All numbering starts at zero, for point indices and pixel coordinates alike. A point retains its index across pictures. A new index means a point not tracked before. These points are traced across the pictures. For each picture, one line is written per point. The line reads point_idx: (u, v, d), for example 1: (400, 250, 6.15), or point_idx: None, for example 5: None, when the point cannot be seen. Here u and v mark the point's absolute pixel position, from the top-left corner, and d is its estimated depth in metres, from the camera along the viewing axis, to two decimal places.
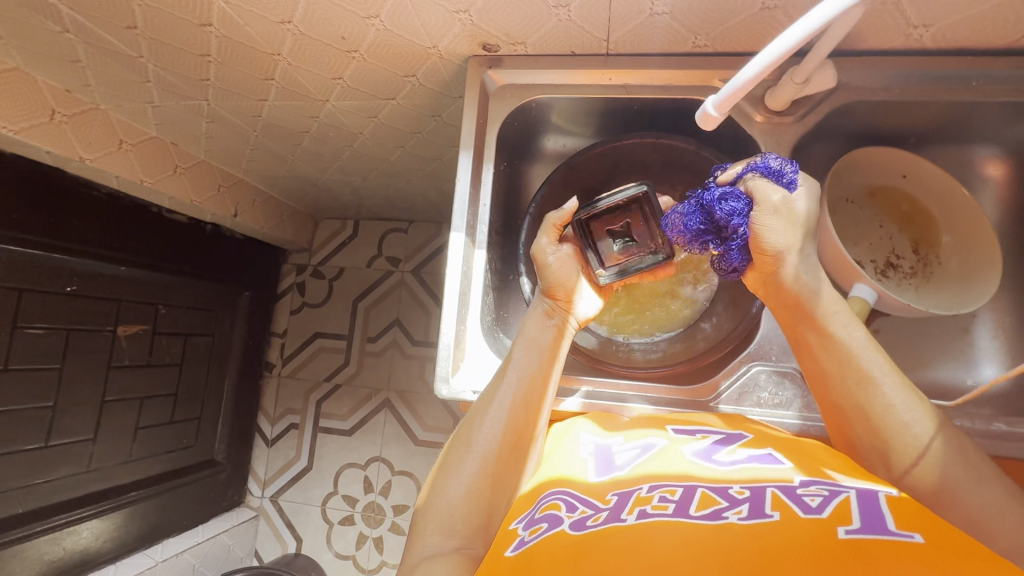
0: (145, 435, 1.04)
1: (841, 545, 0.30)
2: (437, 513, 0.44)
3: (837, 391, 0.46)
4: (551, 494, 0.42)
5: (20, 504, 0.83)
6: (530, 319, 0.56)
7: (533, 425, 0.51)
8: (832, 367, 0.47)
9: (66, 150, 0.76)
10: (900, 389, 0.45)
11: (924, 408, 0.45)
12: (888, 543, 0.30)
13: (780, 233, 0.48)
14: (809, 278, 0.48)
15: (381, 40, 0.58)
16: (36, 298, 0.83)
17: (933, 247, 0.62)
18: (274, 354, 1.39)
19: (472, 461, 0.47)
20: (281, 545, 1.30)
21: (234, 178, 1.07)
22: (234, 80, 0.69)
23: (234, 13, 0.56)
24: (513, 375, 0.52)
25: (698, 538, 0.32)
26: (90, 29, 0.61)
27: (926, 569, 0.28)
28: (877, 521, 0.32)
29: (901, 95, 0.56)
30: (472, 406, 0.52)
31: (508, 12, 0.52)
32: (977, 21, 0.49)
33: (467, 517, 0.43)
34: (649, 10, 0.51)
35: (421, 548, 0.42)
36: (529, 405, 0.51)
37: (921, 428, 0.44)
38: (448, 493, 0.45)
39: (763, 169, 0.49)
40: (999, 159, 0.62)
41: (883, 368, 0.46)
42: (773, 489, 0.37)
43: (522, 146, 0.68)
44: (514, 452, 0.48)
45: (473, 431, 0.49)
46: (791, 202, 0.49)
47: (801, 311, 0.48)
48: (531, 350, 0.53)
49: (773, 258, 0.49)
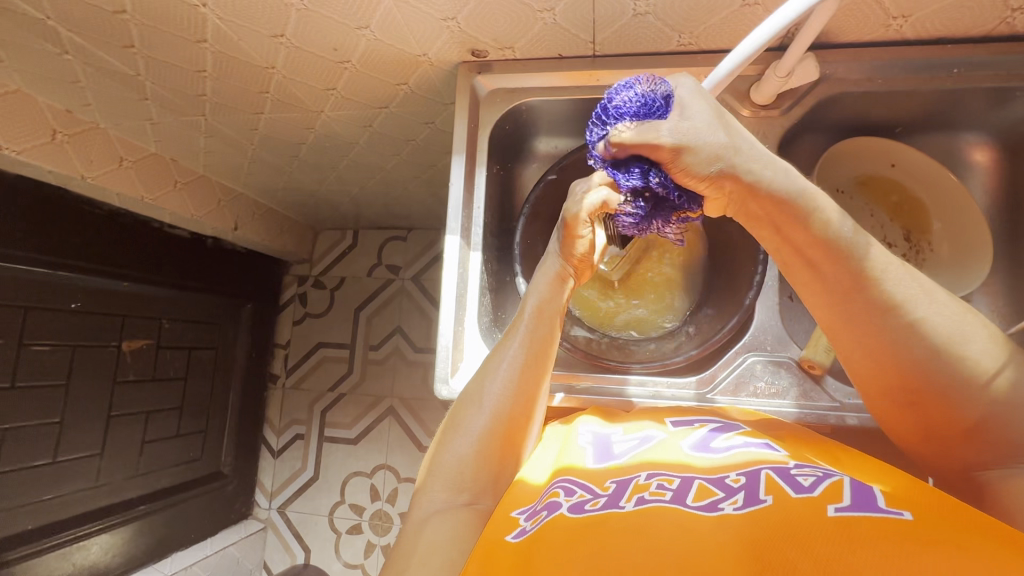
0: (150, 449, 1.05)
1: (833, 522, 0.31)
2: (445, 471, 0.44)
3: (842, 317, 0.42)
4: (556, 483, 0.42)
5: (29, 520, 0.83)
6: (540, 279, 0.53)
7: (540, 387, 0.50)
8: (831, 285, 0.42)
9: (67, 167, 0.77)
10: (933, 304, 0.40)
11: (971, 327, 0.40)
12: (876, 519, 0.31)
13: (710, 138, 0.39)
14: (828, 217, 0.41)
15: (372, 50, 0.59)
16: (41, 314, 0.84)
17: (925, 234, 0.63)
18: (277, 365, 1.40)
19: (483, 421, 0.47)
20: (289, 555, 1.30)
21: (234, 192, 1.08)
22: (230, 95, 0.71)
23: (227, 29, 0.57)
24: (521, 337, 0.50)
25: (695, 524, 0.33)
26: (88, 50, 0.63)
27: (911, 538, 0.29)
28: (864, 498, 0.33)
29: (885, 85, 0.56)
30: (481, 365, 0.51)
31: (494, 18, 0.53)
32: (955, 10, 0.50)
33: (476, 475, 0.44)
34: (632, 10, 0.52)
35: (427, 503, 0.43)
36: (538, 365, 0.50)
37: (952, 348, 0.39)
38: (456, 450, 0.45)
39: (633, 110, 0.40)
40: (985, 145, 0.63)
41: (907, 287, 0.41)
42: (767, 472, 0.38)
43: (513, 149, 0.69)
44: (524, 415, 0.48)
45: (483, 392, 0.48)
46: (705, 117, 0.40)
47: (790, 214, 0.41)
48: (541, 318, 0.51)
49: (746, 181, 0.41)
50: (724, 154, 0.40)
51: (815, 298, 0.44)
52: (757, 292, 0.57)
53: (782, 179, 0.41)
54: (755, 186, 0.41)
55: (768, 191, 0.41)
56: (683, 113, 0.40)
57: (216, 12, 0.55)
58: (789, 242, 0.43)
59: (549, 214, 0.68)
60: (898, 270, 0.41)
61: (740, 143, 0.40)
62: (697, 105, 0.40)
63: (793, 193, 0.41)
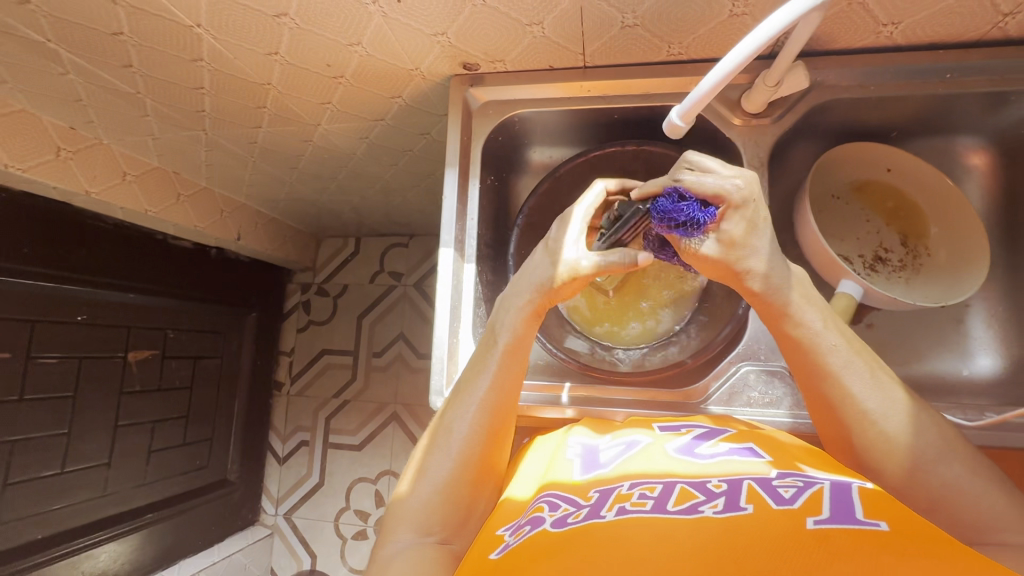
0: (157, 458, 1.06)
1: (812, 532, 0.31)
2: (411, 512, 0.45)
3: (817, 394, 0.46)
4: (541, 497, 0.43)
5: (38, 529, 0.85)
6: (513, 314, 0.51)
7: (509, 423, 0.50)
8: (805, 368, 0.47)
9: (71, 184, 0.79)
10: (885, 394, 0.45)
11: (919, 420, 0.44)
12: (853, 531, 0.31)
13: (738, 258, 0.47)
14: (813, 322, 0.47)
15: (365, 66, 0.59)
16: (48, 327, 0.85)
17: (921, 239, 0.63)
18: (282, 372, 1.41)
19: (449, 463, 0.47)
20: (296, 561, 1.31)
21: (237, 203, 1.10)
22: (228, 109, 0.72)
23: (222, 47, 0.58)
24: (487, 381, 0.50)
25: (674, 533, 0.33)
26: (90, 70, 0.64)
27: (888, 550, 0.29)
28: (844, 508, 0.34)
29: (877, 92, 0.56)
30: (449, 399, 0.51)
31: (485, 33, 0.54)
32: (945, 16, 0.49)
33: (443, 516, 0.45)
34: (621, 23, 0.52)
35: (393, 543, 0.44)
36: (506, 407, 0.50)
37: (890, 419, 0.44)
38: (422, 491, 0.46)
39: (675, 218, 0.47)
40: (981, 148, 0.62)
41: (858, 364, 0.46)
42: (750, 482, 0.38)
43: (508, 159, 0.70)
44: (491, 454, 0.49)
45: (452, 433, 0.49)
46: (736, 235, 0.47)
47: (777, 313, 0.47)
48: (515, 354, 0.51)
49: (758, 294, 0.47)
50: (740, 268, 0.47)
51: (797, 375, 0.48)
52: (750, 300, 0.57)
53: (785, 285, 0.47)
54: (764, 293, 0.47)
55: (773, 297, 0.47)
56: (721, 232, 0.47)
57: (211, 32, 0.55)
58: (777, 332, 0.48)
59: (543, 225, 0.69)
60: (859, 365, 0.46)
61: (757, 252, 0.47)
62: (734, 225, 0.47)
63: (783, 294, 0.47)
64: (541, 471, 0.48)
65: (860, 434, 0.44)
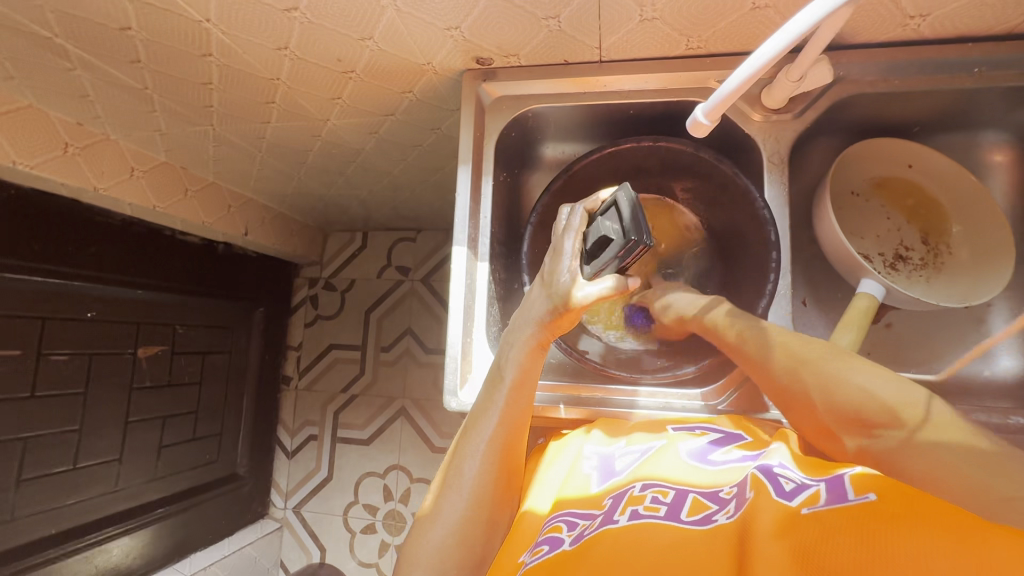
0: (168, 454, 1.07)
1: (808, 524, 0.32)
2: (424, 557, 0.43)
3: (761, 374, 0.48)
4: (556, 516, 0.42)
5: (51, 526, 0.85)
6: (516, 347, 0.51)
7: (518, 457, 0.49)
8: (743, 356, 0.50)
9: (80, 180, 0.78)
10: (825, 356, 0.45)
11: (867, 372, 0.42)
12: (842, 513, 0.32)
13: (703, 308, 0.56)
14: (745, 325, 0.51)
15: (375, 60, 0.58)
16: (57, 325, 0.85)
17: (944, 236, 0.61)
18: (290, 367, 1.41)
19: (462, 504, 0.46)
20: (306, 554, 1.32)
21: (245, 197, 1.09)
22: (236, 105, 0.71)
23: (232, 42, 0.57)
24: (494, 418, 0.49)
25: (687, 542, 0.34)
26: (95, 64, 0.63)
27: (881, 528, 0.30)
28: (837, 496, 0.34)
29: (901, 86, 0.55)
30: (457, 438, 0.50)
31: (499, 27, 0.53)
32: (975, 9, 0.48)
33: (459, 562, 0.43)
34: (639, 16, 0.51)
35: None
36: (514, 442, 0.49)
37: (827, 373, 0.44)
38: (435, 534, 0.45)
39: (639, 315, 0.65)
40: (1005, 145, 0.61)
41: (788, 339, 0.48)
42: (754, 472, 0.39)
43: (521, 155, 0.69)
44: (503, 489, 0.48)
45: (461, 474, 0.47)
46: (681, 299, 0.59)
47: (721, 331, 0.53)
48: (521, 390, 0.50)
49: (713, 324, 0.54)
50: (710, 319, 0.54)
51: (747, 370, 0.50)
52: (769, 301, 0.56)
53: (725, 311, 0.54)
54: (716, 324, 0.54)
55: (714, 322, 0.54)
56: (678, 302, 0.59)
57: (220, 27, 0.54)
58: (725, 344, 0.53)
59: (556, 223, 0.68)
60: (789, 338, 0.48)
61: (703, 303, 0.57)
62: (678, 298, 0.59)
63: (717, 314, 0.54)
64: (558, 486, 0.47)
65: (803, 395, 0.44)
